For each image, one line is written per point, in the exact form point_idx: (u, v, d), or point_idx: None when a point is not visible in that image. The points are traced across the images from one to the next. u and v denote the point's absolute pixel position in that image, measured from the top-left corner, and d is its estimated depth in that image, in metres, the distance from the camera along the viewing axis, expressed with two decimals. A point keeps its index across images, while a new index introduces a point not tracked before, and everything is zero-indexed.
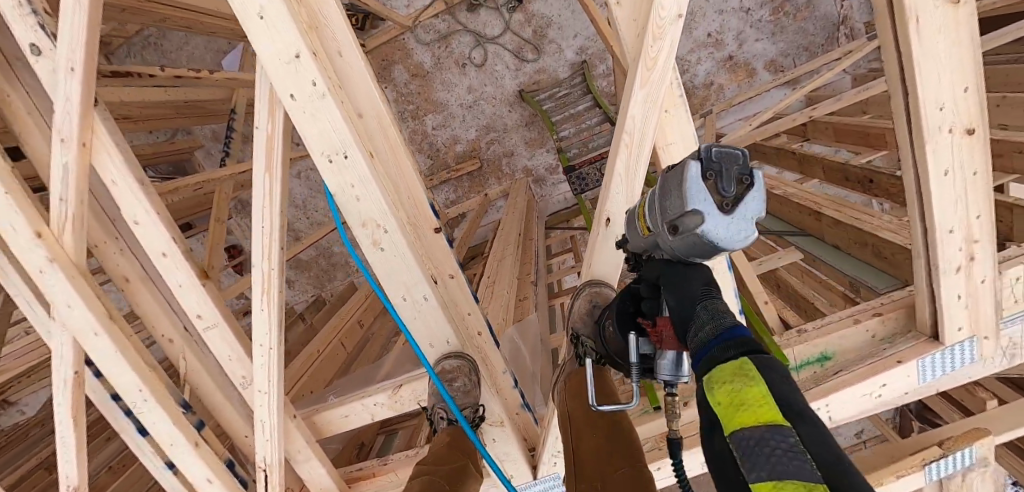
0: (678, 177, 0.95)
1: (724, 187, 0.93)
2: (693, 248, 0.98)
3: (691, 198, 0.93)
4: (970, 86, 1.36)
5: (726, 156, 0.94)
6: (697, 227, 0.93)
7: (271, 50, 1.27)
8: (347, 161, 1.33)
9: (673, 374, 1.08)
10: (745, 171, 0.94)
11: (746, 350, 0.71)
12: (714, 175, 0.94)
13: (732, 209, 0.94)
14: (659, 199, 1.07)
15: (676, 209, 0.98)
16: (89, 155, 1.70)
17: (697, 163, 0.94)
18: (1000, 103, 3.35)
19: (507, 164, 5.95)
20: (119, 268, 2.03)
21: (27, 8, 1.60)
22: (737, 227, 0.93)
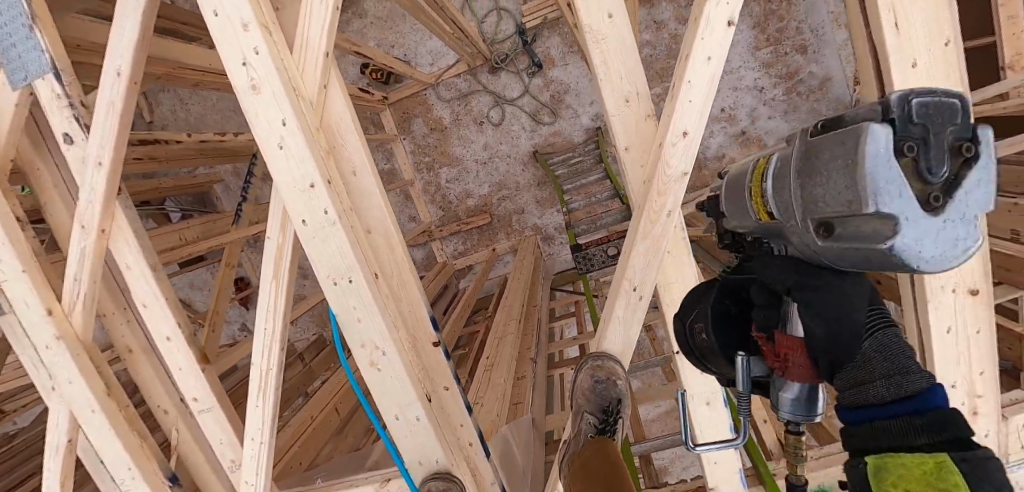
0: (855, 160, 0.84)
1: (932, 166, 0.83)
2: (857, 255, 0.89)
3: (877, 188, 0.82)
4: (973, 249, 1.38)
5: (935, 118, 0.83)
6: (889, 234, 0.83)
7: (289, 177, 1.33)
8: (350, 285, 1.38)
9: (803, 414, 1.13)
10: (961, 135, 0.84)
11: (949, 435, 0.82)
12: (919, 157, 0.83)
13: (936, 197, 0.84)
14: (803, 200, 0.98)
15: (840, 205, 0.89)
16: (106, 241, 1.76)
17: (888, 131, 0.83)
18: (1013, 208, 3.14)
19: (517, 221, 6.01)
20: (124, 339, 2.08)
21: (66, 101, 1.70)
22: (945, 229, 0.84)
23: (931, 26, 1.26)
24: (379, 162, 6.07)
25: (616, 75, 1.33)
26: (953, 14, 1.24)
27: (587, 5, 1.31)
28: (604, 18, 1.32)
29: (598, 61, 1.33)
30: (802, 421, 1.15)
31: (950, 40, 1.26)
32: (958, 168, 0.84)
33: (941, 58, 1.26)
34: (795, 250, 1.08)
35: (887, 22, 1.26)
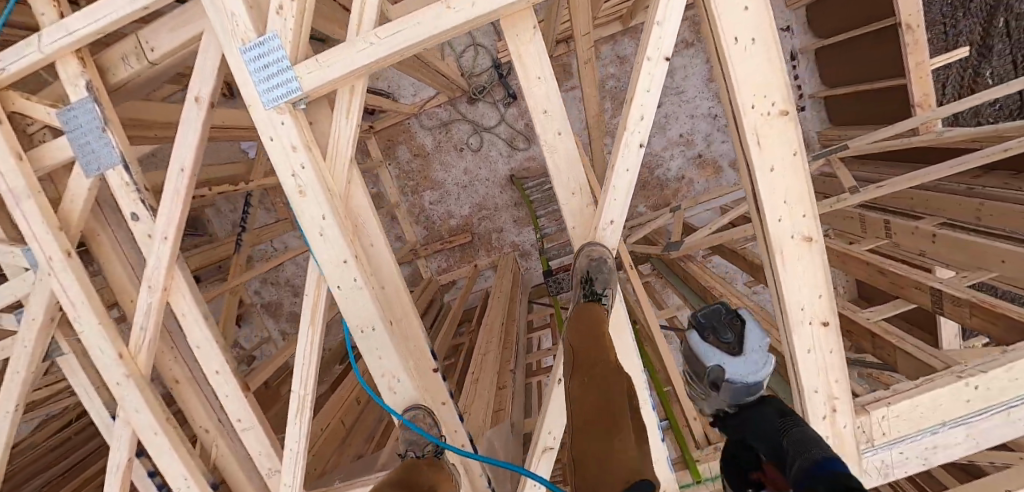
0: (692, 347, 1.45)
1: (720, 336, 1.43)
2: (735, 399, 1.42)
3: (704, 350, 1.43)
4: (822, 293, 1.90)
5: (713, 316, 1.45)
6: (721, 376, 1.40)
7: (326, 256, 1.80)
8: (373, 331, 1.87)
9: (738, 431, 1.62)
10: (731, 316, 1.45)
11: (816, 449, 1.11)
12: (715, 333, 1.44)
13: (738, 350, 1.42)
14: (693, 375, 1.52)
15: (705, 388, 1.47)
16: (167, 297, 2.21)
17: (698, 334, 1.44)
18: (913, 232, 3.73)
19: (496, 238, 6.51)
20: (174, 370, 2.52)
21: (134, 188, 2.13)
22: (752, 361, 1.40)
23: (782, 141, 1.80)
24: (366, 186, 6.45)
25: (565, 175, 1.85)
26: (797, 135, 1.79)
27: (543, 125, 1.81)
28: (555, 134, 1.82)
29: (552, 166, 1.84)
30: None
31: (796, 150, 1.81)
32: (738, 318, 1.44)
33: (790, 164, 1.82)
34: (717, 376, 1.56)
35: (752, 139, 1.81)
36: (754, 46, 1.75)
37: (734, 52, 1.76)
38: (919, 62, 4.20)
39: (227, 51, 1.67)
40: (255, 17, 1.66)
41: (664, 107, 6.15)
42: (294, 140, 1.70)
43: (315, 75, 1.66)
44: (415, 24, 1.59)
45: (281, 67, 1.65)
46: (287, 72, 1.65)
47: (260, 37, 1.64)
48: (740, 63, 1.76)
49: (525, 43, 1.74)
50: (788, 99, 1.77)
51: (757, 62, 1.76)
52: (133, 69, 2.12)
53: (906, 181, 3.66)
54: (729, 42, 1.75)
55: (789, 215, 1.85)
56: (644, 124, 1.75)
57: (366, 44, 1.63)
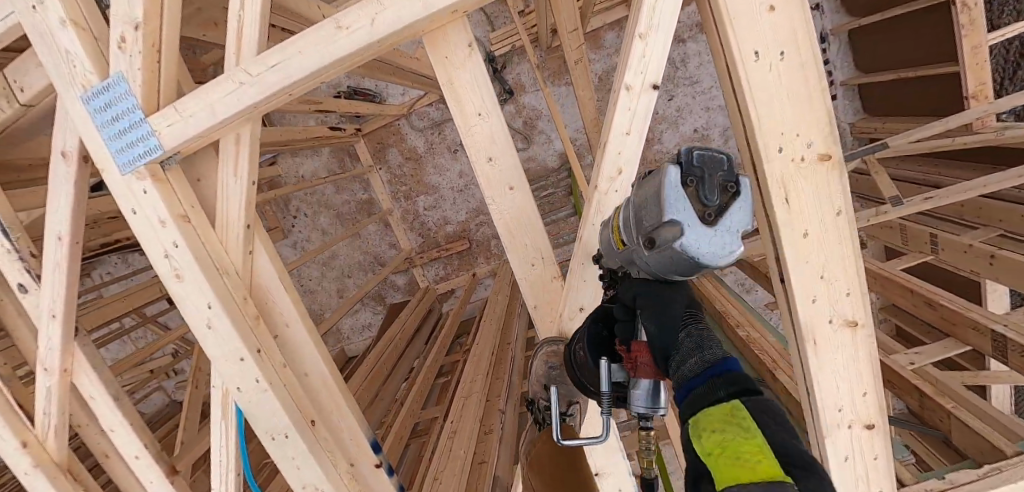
0: (658, 185, 0.88)
1: (706, 194, 0.86)
2: (671, 267, 0.91)
3: (669, 207, 0.86)
4: (868, 390, 1.42)
5: (709, 160, 0.87)
6: (674, 240, 0.86)
7: (220, 353, 1.43)
8: (287, 440, 1.49)
9: (649, 407, 1.06)
10: (731, 177, 0.88)
11: (738, 391, 0.75)
12: (696, 187, 0.87)
13: (715, 221, 0.88)
14: (635, 206, 0.99)
15: (652, 192, 0.90)
16: (69, 377, 1.87)
17: (676, 168, 0.87)
18: (966, 250, 3.18)
19: (495, 245, 6.07)
20: (100, 445, 2.19)
21: (16, 254, 1.77)
22: (721, 242, 0.87)
23: (822, 197, 1.26)
24: (357, 192, 6.04)
25: (521, 242, 1.40)
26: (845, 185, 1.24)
27: (487, 177, 1.35)
28: (505, 189, 1.36)
29: (503, 230, 1.39)
30: (655, 414, 1.07)
31: (842, 209, 1.27)
32: (730, 197, 0.89)
33: (832, 226, 1.29)
34: (634, 270, 1.10)
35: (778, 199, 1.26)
36: (784, 63, 1.17)
37: (756, 72, 1.17)
38: (975, 45, 3.58)
39: (68, 101, 1.29)
40: (95, 53, 1.27)
41: (678, 99, 5.52)
42: (161, 212, 1.32)
43: (175, 127, 1.26)
44: (296, 56, 1.16)
45: (131, 119, 1.26)
46: (139, 125, 1.25)
47: (103, 81, 1.25)
48: (764, 90, 1.18)
49: (457, 69, 1.27)
50: (833, 138, 1.21)
51: (790, 87, 1.18)
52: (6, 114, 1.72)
53: (957, 193, 3.17)
54: (748, 59, 1.16)
55: (827, 294, 1.35)
56: (623, 180, 1.25)
57: (237, 84, 1.21)
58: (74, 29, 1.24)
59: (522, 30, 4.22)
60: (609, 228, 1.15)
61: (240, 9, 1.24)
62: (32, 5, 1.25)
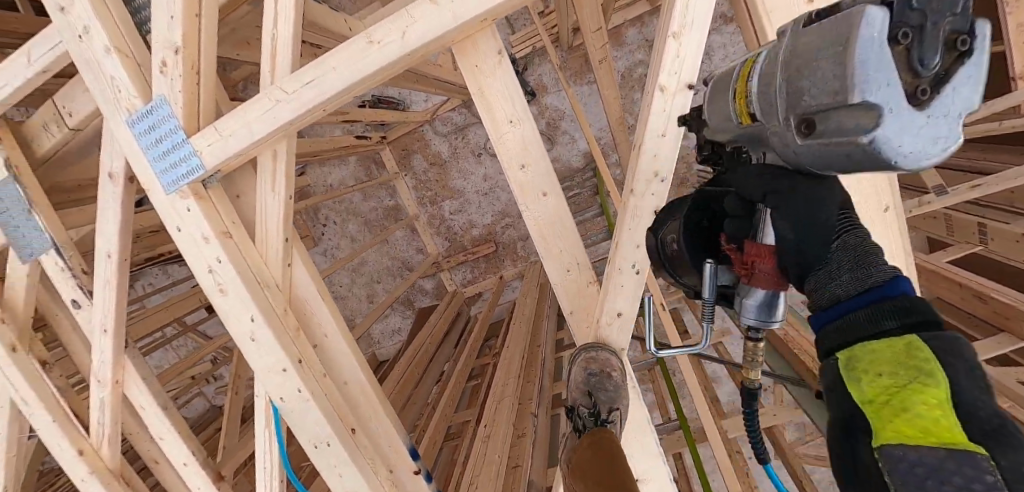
0: (847, 39, 0.65)
1: (925, 54, 0.64)
2: (834, 157, 0.72)
3: (862, 77, 0.64)
4: None
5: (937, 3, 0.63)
6: (868, 129, 0.65)
7: (263, 364, 1.46)
8: (329, 448, 1.51)
9: (760, 318, 0.99)
10: (961, 27, 0.65)
11: (913, 321, 0.67)
12: (912, 43, 0.64)
13: (927, 97, 0.66)
14: (783, 71, 0.77)
15: (833, 41, 0.67)
16: (121, 388, 1.94)
17: (884, 12, 0.63)
18: (1017, 240, 3.01)
19: (521, 248, 6.07)
20: (150, 452, 2.27)
21: (69, 272, 1.83)
22: (929, 130, 0.66)
23: (867, 191, 1.21)
24: (383, 199, 6.13)
25: (556, 249, 1.38)
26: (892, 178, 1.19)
27: (520, 184, 1.34)
28: (538, 195, 1.35)
29: (537, 237, 1.38)
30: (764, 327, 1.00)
31: (890, 205, 1.23)
32: (953, 58, 0.66)
33: (880, 221, 1.24)
34: (765, 149, 0.93)
35: None
36: None
37: None
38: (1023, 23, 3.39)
39: (115, 124, 1.34)
40: (139, 78, 1.31)
41: None
42: (203, 229, 1.36)
43: (215, 147, 1.29)
44: (330, 73, 1.18)
45: (174, 140, 1.30)
46: (182, 146, 1.29)
47: (147, 105, 1.29)
48: None
49: (487, 78, 1.27)
50: None
51: None
52: (57, 138, 1.80)
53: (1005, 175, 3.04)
54: None
55: None
56: (659, 183, 1.22)
57: (273, 102, 1.24)
58: (118, 57, 1.28)
59: (543, 31, 4.18)
60: (735, 89, 0.92)
61: (274, 29, 1.28)
62: (78, 34, 1.30)
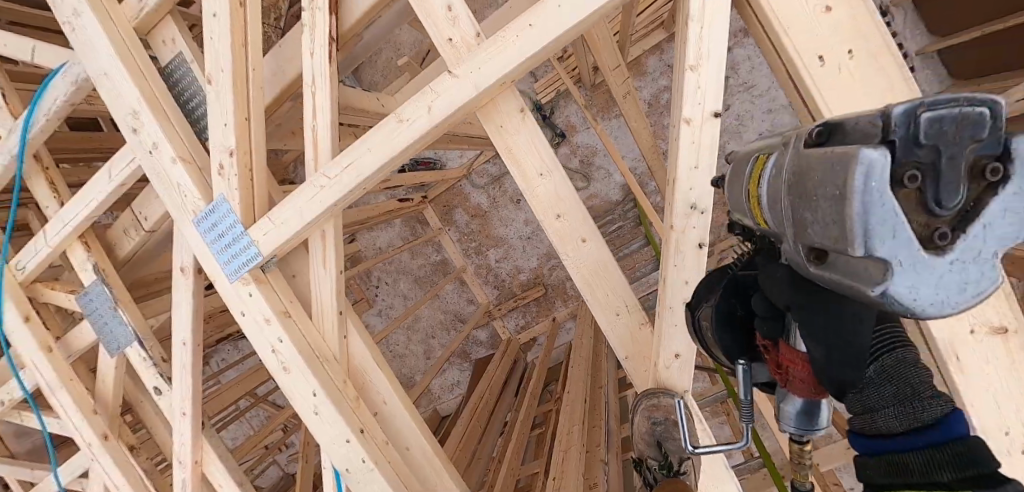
0: (841, 183, 0.54)
1: (941, 194, 0.53)
2: (851, 289, 0.62)
3: (870, 234, 0.53)
4: None
5: (955, 127, 0.52)
6: (874, 283, 0.56)
7: (328, 436, 1.49)
8: None
9: (801, 427, 0.89)
10: (988, 149, 0.53)
11: (974, 471, 0.57)
12: (923, 178, 0.53)
13: (945, 237, 0.55)
14: (791, 186, 0.65)
15: (830, 184, 0.56)
16: (201, 468, 2.02)
17: (885, 153, 0.51)
18: None
19: (570, 287, 5.98)
20: None
21: (150, 361, 1.94)
22: (956, 273, 0.55)
23: None
24: (430, 255, 6.30)
25: (602, 293, 1.37)
26: None
27: (558, 233, 1.34)
28: (578, 242, 1.34)
29: (582, 283, 1.36)
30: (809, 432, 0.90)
31: None
32: (979, 189, 0.54)
33: None
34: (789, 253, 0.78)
35: None
36: (853, 61, 1.08)
37: (826, 78, 1.09)
38: None
39: (182, 225, 1.46)
40: (200, 180, 1.43)
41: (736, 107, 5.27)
42: (265, 310, 1.44)
43: (271, 235, 1.38)
44: (365, 154, 1.25)
45: (235, 232, 1.40)
46: (242, 238, 1.40)
47: (209, 205, 1.41)
48: (838, 95, 1.09)
49: (513, 135, 1.30)
50: None
51: (869, 85, 1.07)
52: (136, 240, 1.97)
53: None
54: (811, 64, 1.10)
55: None
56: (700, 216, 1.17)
57: (317, 187, 1.32)
58: (183, 164, 1.41)
59: (564, 75, 4.27)
60: (748, 172, 0.84)
61: (314, 120, 1.38)
62: (147, 151, 1.42)
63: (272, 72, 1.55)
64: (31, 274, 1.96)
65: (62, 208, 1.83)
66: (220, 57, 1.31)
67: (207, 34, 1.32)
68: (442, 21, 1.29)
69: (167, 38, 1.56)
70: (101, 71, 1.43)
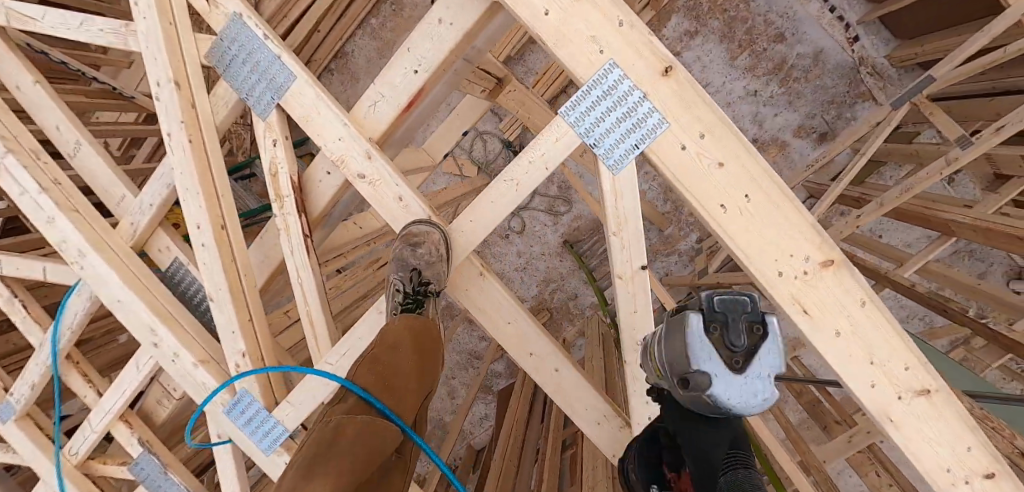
0: (676, 337, 0.91)
1: (733, 338, 0.87)
2: (704, 406, 0.87)
3: (694, 355, 0.86)
4: (971, 443, 1.48)
5: (732, 306, 0.88)
6: (704, 393, 0.84)
7: None
8: None
9: None
10: (755, 318, 0.88)
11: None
12: (721, 329, 0.88)
13: (743, 365, 0.87)
14: (666, 338, 0.96)
15: (670, 336, 0.93)
16: None
17: (698, 316, 0.88)
18: None
19: (574, 306, 5.72)
20: None
21: None
22: (752, 387, 0.85)
23: (842, 297, 1.37)
24: None
25: (582, 409, 1.56)
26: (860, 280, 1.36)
27: (534, 366, 1.53)
28: (553, 371, 1.53)
29: (564, 404, 1.56)
30: None
31: (866, 300, 1.42)
32: (757, 339, 0.88)
33: (862, 316, 1.43)
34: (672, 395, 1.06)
35: (796, 310, 1.38)
36: (750, 204, 1.28)
37: (730, 219, 1.29)
38: None
39: (211, 416, 1.64)
40: (222, 376, 1.61)
41: None
42: None
43: (292, 414, 1.55)
44: (357, 342, 1.44)
45: (261, 416, 1.58)
46: (268, 419, 1.57)
47: (234, 396, 1.60)
48: (742, 233, 1.30)
49: (479, 296, 1.49)
50: (827, 246, 1.34)
51: (766, 222, 1.30)
52: (168, 407, 2.14)
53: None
54: (717, 211, 1.27)
55: (887, 377, 1.48)
56: (649, 348, 1.35)
57: (323, 371, 1.48)
58: (204, 366, 1.58)
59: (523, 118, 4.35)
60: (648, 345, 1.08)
61: (306, 304, 1.58)
62: (168, 359, 1.60)
63: (260, 259, 1.74)
64: (84, 457, 2.08)
65: (100, 398, 1.99)
66: (216, 278, 1.49)
67: (198, 259, 1.50)
68: (396, 210, 1.46)
69: (162, 246, 1.76)
70: (113, 298, 1.61)
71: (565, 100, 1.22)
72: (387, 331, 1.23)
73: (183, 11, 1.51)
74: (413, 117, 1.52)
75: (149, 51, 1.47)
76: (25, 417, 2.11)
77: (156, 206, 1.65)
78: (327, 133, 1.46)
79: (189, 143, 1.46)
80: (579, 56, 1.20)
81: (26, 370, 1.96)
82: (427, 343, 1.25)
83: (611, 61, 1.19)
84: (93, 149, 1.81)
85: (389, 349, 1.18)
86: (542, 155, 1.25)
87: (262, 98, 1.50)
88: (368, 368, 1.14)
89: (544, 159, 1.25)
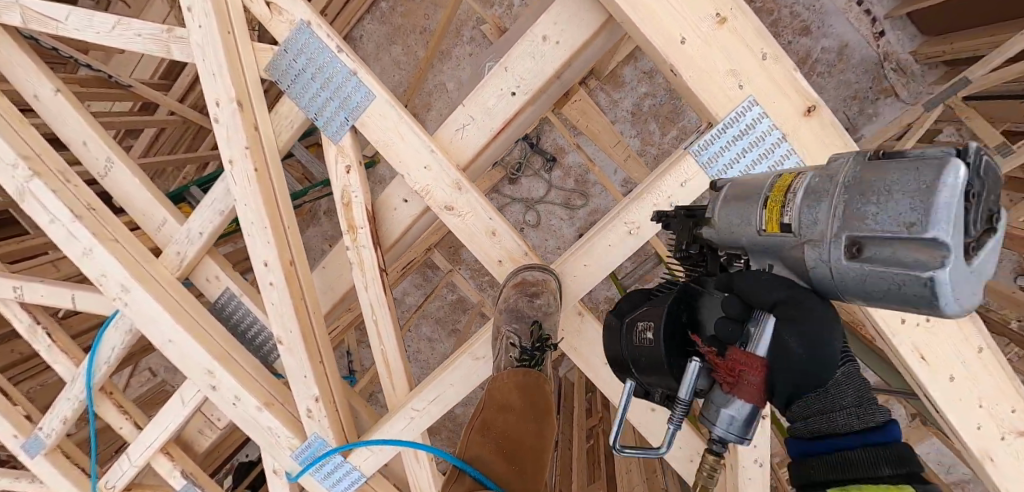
0: (930, 184, 0.56)
1: (970, 216, 0.58)
2: (893, 286, 0.61)
3: (938, 223, 0.55)
4: None
5: (987, 175, 0.59)
6: (926, 268, 0.57)
7: None
8: None
9: (734, 433, 0.73)
10: (990, 207, 0.61)
11: (905, 469, 0.61)
12: (969, 204, 0.58)
13: (962, 255, 0.60)
14: (847, 191, 0.65)
15: (911, 191, 0.58)
16: None
17: (963, 169, 0.56)
18: None
19: (589, 300, 5.56)
20: None
21: None
22: (955, 285, 0.61)
23: (960, 344, 1.32)
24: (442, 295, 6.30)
25: (675, 446, 1.49)
26: (980, 327, 1.30)
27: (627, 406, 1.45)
28: (648, 411, 1.46)
29: (657, 443, 1.48)
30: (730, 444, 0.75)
31: (983, 346, 1.31)
32: (984, 231, 0.61)
33: (979, 361, 1.33)
34: (772, 264, 0.77)
35: (913, 357, 1.33)
36: None
37: None
38: None
39: (275, 458, 1.52)
40: (288, 419, 1.50)
41: None
42: None
43: (370, 459, 1.46)
44: (448, 389, 1.35)
45: (336, 462, 1.48)
46: (343, 465, 1.47)
47: (305, 442, 1.47)
48: None
49: (574, 336, 1.40)
50: None
51: None
52: (211, 436, 2.04)
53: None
54: None
55: (993, 419, 1.36)
56: None
57: (408, 418, 1.38)
58: (269, 410, 1.48)
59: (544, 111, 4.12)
60: (766, 193, 0.76)
61: (379, 343, 1.46)
62: (230, 401, 1.49)
63: (323, 289, 1.62)
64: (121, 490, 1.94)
65: (140, 431, 1.87)
66: (286, 319, 1.37)
67: (267, 299, 1.37)
68: (486, 244, 1.33)
69: (210, 275, 1.62)
70: (166, 337, 1.48)
71: (692, 138, 1.12)
72: (492, 391, 1.15)
73: (240, 18, 1.33)
74: (502, 141, 1.39)
75: (206, 65, 1.30)
76: (54, 449, 1.97)
77: (205, 234, 1.51)
78: (410, 161, 1.32)
79: (255, 172, 1.32)
80: (714, 91, 1.09)
81: (56, 403, 1.86)
82: (538, 395, 1.18)
83: (751, 98, 1.08)
84: (126, 167, 1.64)
85: (499, 411, 1.12)
86: (666, 198, 1.16)
87: (334, 119, 1.35)
88: (484, 436, 1.08)
89: (669, 201, 1.17)
